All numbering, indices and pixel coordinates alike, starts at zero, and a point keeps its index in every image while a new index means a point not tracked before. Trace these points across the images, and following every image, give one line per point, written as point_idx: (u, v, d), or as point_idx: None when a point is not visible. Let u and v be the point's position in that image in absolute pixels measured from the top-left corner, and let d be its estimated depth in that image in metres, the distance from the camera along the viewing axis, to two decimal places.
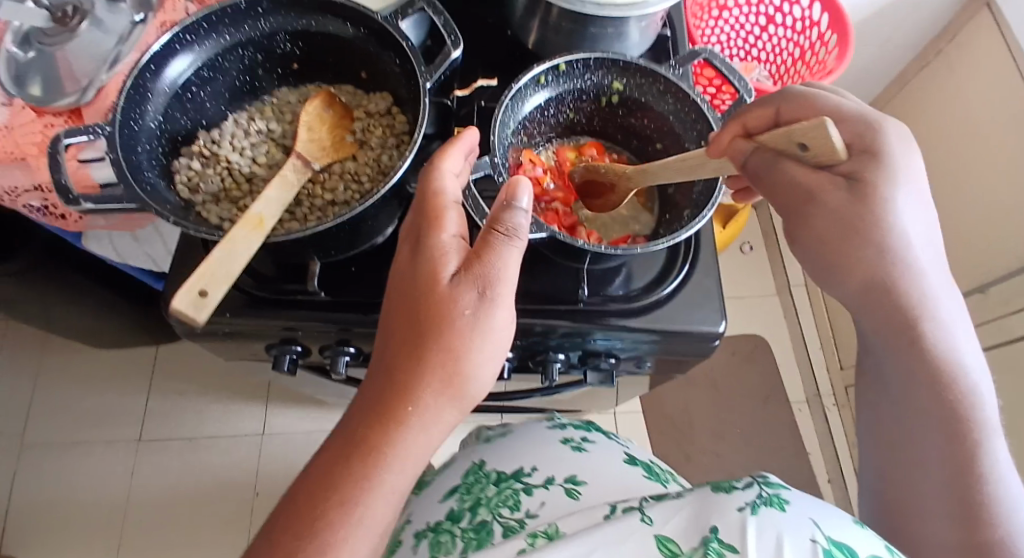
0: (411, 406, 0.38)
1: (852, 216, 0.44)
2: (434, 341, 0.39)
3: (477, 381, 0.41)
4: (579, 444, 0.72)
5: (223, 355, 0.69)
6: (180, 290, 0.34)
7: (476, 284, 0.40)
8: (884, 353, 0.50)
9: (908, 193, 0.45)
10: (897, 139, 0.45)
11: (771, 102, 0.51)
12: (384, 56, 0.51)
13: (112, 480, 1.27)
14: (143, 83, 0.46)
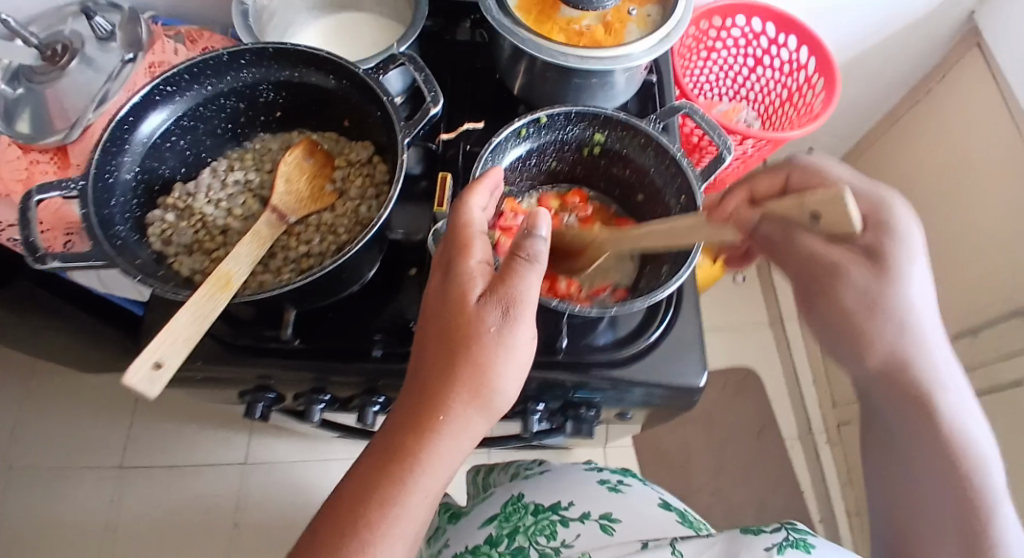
0: (440, 415, 0.39)
1: (872, 291, 0.44)
2: (460, 358, 0.39)
3: (503, 393, 0.41)
4: (616, 485, 0.70)
5: (198, 397, 0.68)
6: (132, 365, 0.33)
7: (500, 302, 0.40)
8: (890, 407, 0.48)
9: (919, 266, 0.44)
10: (903, 213, 0.45)
11: (780, 169, 0.51)
12: (366, 106, 0.51)
13: (87, 512, 1.22)
14: (121, 136, 0.47)
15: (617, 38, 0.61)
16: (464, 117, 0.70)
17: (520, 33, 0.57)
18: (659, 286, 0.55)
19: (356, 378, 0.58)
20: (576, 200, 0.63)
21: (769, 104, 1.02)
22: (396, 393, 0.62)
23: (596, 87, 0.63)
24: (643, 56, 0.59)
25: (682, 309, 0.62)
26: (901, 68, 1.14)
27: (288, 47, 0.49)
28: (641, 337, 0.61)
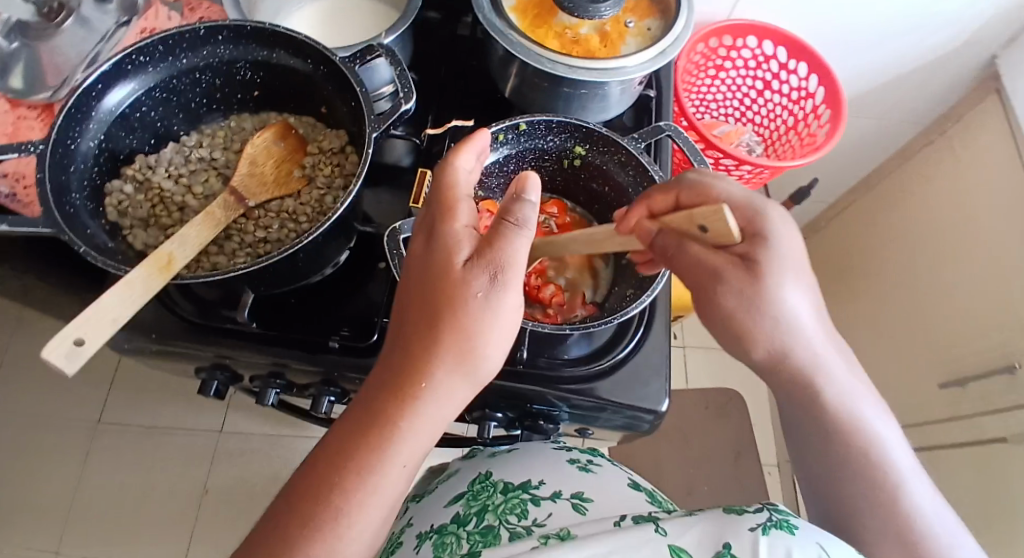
0: (423, 382, 0.34)
1: (756, 298, 0.42)
2: (445, 319, 0.34)
3: (492, 358, 0.36)
4: (586, 466, 0.60)
5: (161, 367, 0.68)
6: (50, 340, 0.34)
7: (491, 263, 0.34)
8: (793, 401, 0.47)
9: (794, 276, 0.43)
10: (781, 221, 0.43)
11: (671, 186, 0.46)
12: (340, 96, 0.51)
13: (50, 467, 1.19)
14: (86, 104, 0.47)
15: (613, 49, 0.58)
16: (452, 114, 0.69)
17: (510, 35, 0.55)
18: (624, 307, 0.53)
19: (314, 368, 0.57)
20: (554, 210, 0.62)
21: (774, 129, 0.99)
22: (351, 390, 0.60)
23: (589, 97, 0.60)
24: (637, 69, 0.56)
25: (653, 332, 0.59)
26: (916, 106, 1.10)
27: (268, 29, 0.49)
28: (608, 353, 0.58)
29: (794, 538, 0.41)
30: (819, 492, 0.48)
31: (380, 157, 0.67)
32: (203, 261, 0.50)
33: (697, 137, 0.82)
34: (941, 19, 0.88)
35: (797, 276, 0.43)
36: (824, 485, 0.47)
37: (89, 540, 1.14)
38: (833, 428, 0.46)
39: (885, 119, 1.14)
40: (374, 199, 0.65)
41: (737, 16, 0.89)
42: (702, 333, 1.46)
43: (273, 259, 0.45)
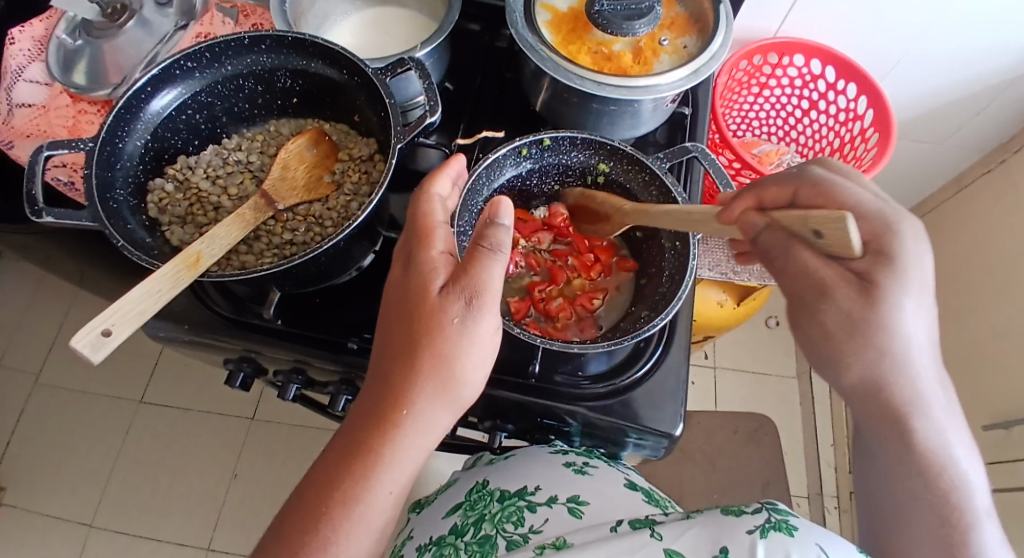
0: (404, 409, 0.36)
1: (863, 321, 0.39)
2: (424, 346, 0.36)
3: (469, 384, 0.38)
4: (582, 468, 0.59)
5: (191, 356, 0.71)
6: (82, 329, 0.36)
7: (466, 290, 0.36)
8: (872, 424, 0.43)
9: (917, 296, 0.39)
10: (915, 240, 0.39)
11: (793, 179, 0.44)
12: (372, 104, 0.53)
13: (98, 437, 1.26)
14: (135, 106, 0.50)
15: (646, 66, 0.58)
16: (483, 125, 0.69)
17: (541, 48, 0.56)
18: (632, 329, 0.51)
19: (337, 367, 0.59)
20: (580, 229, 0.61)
21: (818, 151, 0.96)
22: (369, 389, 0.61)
23: (620, 113, 0.60)
24: (670, 87, 0.55)
25: (672, 350, 0.57)
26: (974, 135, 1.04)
27: (306, 39, 0.51)
28: (626, 371, 0.57)
29: (793, 540, 0.43)
30: (881, 511, 0.45)
31: (412, 163, 0.67)
32: (233, 260, 0.53)
33: (734, 158, 0.76)
34: (1002, 43, 0.83)
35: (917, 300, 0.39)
36: (887, 505, 0.44)
37: (124, 509, 1.20)
38: (911, 460, 0.41)
39: (942, 143, 1.07)
40: (402, 204, 0.66)
41: (783, 33, 0.86)
42: (734, 354, 1.42)
43: (295, 261, 0.47)
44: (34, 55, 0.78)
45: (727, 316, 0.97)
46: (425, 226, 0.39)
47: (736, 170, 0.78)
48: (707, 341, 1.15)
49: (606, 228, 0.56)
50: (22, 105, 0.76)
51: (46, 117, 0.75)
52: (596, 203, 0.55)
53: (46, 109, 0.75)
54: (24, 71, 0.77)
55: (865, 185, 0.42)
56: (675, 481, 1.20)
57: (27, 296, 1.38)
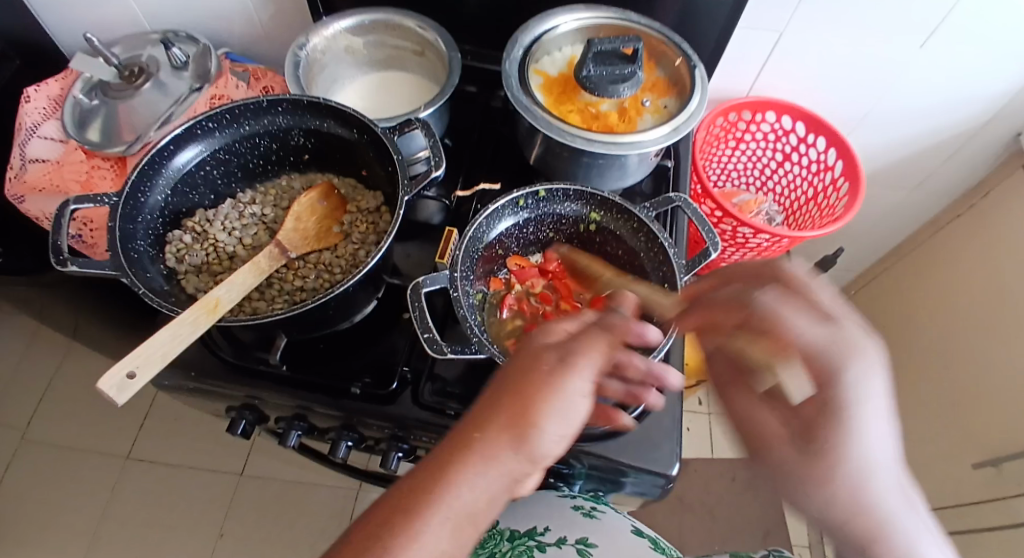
0: (475, 433, 0.35)
1: (807, 479, 0.34)
2: (512, 383, 0.36)
3: (548, 439, 0.35)
4: (590, 512, 0.60)
5: (191, 403, 0.71)
6: (110, 370, 0.40)
7: (568, 346, 0.37)
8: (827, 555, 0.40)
9: (869, 452, 0.33)
10: (856, 388, 0.33)
11: (745, 297, 0.38)
12: (380, 160, 0.57)
13: (85, 494, 1.23)
14: (157, 163, 0.54)
15: (630, 124, 0.63)
16: (480, 177, 0.74)
17: (535, 110, 0.61)
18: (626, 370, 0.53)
19: (337, 414, 0.60)
20: None
21: (794, 200, 1.01)
22: (370, 434, 0.62)
23: (608, 166, 0.64)
24: (654, 142, 0.60)
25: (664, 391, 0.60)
26: (941, 186, 1.10)
27: (320, 101, 0.56)
28: None
29: None
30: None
31: (413, 214, 0.71)
32: (245, 306, 0.55)
33: (715, 206, 0.79)
34: (957, 101, 0.90)
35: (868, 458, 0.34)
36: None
37: None
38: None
39: (912, 191, 1.13)
40: (404, 253, 0.69)
41: (756, 92, 0.92)
42: None
43: (307, 307, 0.50)
44: (49, 112, 0.82)
45: None
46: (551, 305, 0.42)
47: (718, 218, 0.80)
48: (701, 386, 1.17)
49: (595, 285, 0.59)
50: (36, 159, 0.80)
51: (59, 172, 0.79)
52: (581, 263, 0.60)
53: (59, 165, 0.79)
54: (40, 128, 0.81)
55: (815, 308, 0.35)
56: (674, 531, 1.18)
57: None
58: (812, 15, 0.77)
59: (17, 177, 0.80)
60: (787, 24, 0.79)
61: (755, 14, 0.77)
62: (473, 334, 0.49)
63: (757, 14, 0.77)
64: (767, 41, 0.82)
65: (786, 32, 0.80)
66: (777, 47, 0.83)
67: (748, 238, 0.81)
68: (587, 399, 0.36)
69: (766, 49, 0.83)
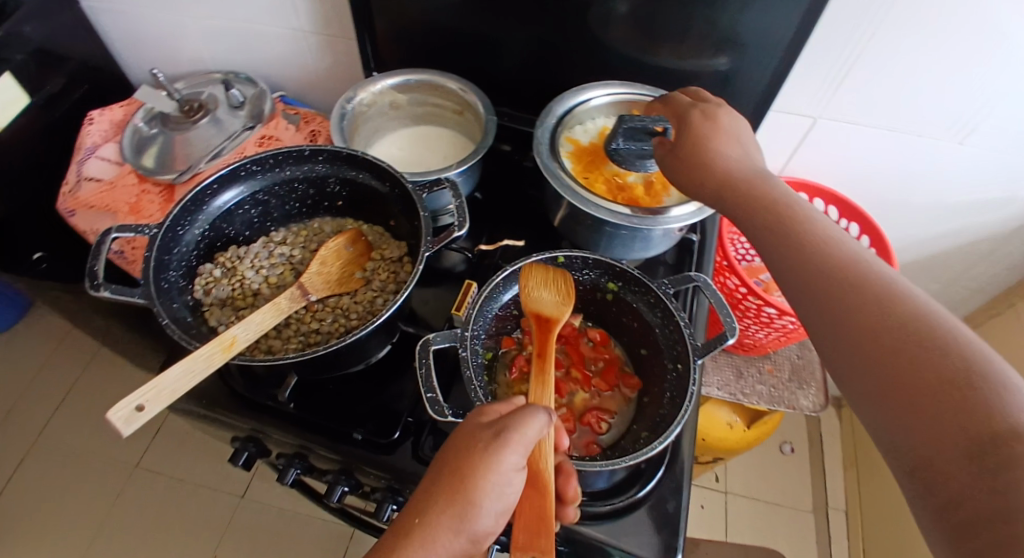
0: (416, 518, 0.40)
1: (693, 162, 0.53)
2: (445, 461, 0.41)
3: (486, 514, 0.40)
4: None
5: (201, 427, 0.71)
6: (123, 402, 0.42)
7: (497, 424, 0.42)
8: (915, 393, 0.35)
9: (728, 139, 0.54)
10: (718, 113, 0.56)
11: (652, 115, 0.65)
12: (408, 213, 0.59)
13: (87, 500, 1.24)
14: (199, 201, 0.57)
15: (655, 199, 0.64)
16: (505, 234, 0.75)
17: (560, 177, 0.63)
18: (632, 451, 0.51)
19: (336, 456, 0.60)
20: (596, 336, 0.63)
21: None
22: (368, 482, 0.62)
23: (631, 238, 0.64)
24: (677, 215, 0.60)
25: (674, 472, 0.57)
26: (982, 283, 1.06)
27: (358, 154, 0.59)
28: (626, 491, 0.55)
29: None
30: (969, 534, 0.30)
31: (435, 263, 0.73)
32: (262, 344, 0.57)
33: (739, 284, 0.75)
34: (996, 202, 0.87)
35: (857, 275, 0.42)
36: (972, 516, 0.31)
37: None
38: (829, 300, 0.42)
39: (946, 286, 1.08)
40: (423, 299, 0.70)
41: (790, 173, 0.91)
42: (749, 478, 1.32)
43: (319, 351, 0.51)
44: (109, 135, 0.88)
45: (738, 438, 0.98)
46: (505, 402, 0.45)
47: (741, 295, 0.75)
48: (718, 463, 1.13)
49: (599, 362, 0.62)
50: (90, 178, 0.85)
51: (110, 193, 0.83)
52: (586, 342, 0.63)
53: (112, 186, 0.84)
54: (98, 149, 0.87)
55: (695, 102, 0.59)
56: None
57: (45, 351, 1.42)
58: (847, 105, 0.77)
59: (70, 192, 0.84)
60: (821, 112, 0.79)
61: (790, 100, 0.78)
62: (477, 395, 0.49)
63: (791, 99, 0.78)
64: (800, 128, 0.82)
65: (821, 118, 0.80)
66: (811, 133, 0.83)
67: (773, 319, 0.75)
68: (519, 473, 0.41)
69: (798, 137, 0.84)
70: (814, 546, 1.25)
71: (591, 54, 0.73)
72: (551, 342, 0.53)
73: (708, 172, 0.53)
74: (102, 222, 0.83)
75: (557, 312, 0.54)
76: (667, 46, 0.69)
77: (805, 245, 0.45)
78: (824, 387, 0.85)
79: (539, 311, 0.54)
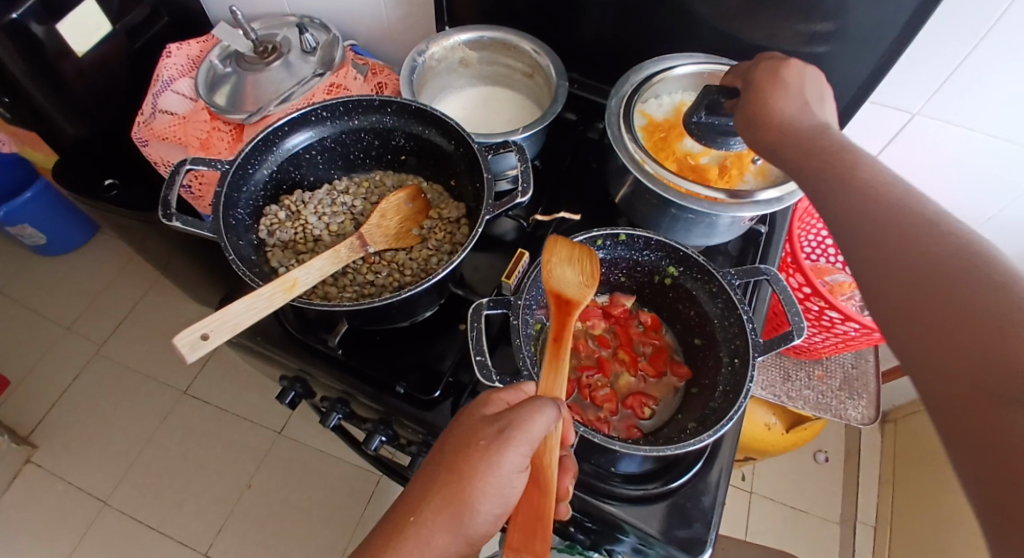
0: (412, 516, 0.40)
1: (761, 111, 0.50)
2: (445, 454, 0.41)
3: (482, 516, 0.39)
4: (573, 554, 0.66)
5: (253, 362, 0.74)
6: (187, 330, 0.44)
7: (501, 419, 0.41)
8: (977, 355, 0.29)
9: (796, 89, 0.50)
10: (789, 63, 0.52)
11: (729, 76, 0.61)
12: (471, 175, 0.58)
13: (138, 416, 1.32)
14: (271, 142, 0.58)
15: (729, 183, 0.62)
16: (562, 206, 0.74)
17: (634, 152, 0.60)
18: (676, 441, 0.50)
19: (374, 406, 0.62)
20: (646, 321, 0.62)
21: None
22: (404, 435, 0.63)
23: (695, 222, 0.62)
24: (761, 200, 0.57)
25: (713, 467, 0.55)
26: None
27: (426, 109, 0.58)
28: (661, 479, 0.54)
29: None
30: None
31: (488, 228, 0.72)
32: (318, 289, 0.59)
33: (804, 283, 0.71)
34: None
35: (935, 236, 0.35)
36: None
37: (144, 494, 1.24)
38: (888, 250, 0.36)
39: None
40: (473, 265, 0.70)
41: None
42: (776, 481, 1.30)
43: (373, 303, 0.52)
44: (185, 70, 0.90)
45: (774, 440, 0.95)
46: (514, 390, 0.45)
47: (804, 295, 0.72)
48: (748, 462, 1.11)
49: (647, 348, 0.61)
50: (165, 111, 0.87)
51: (183, 127, 0.86)
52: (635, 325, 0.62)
53: (184, 120, 0.86)
54: (174, 83, 0.89)
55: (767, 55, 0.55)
56: None
57: (110, 272, 1.51)
58: (951, 103, 0.70)
59: (145, 122, 0.87)
60: (921, 107, 0.73)
61: (886, 91, 0.72)
62: (524, 364, 0.49)
63: (888, 91, 0.72)
64: (894, 123, 0.76)
65: (919, 114, 0.74)
66: (904, 130, 0.77)
67: (834, 323, 0.71)
68: (520, 474, 0.40)
69: (889, 132, 0.78)
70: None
71: (675, 24, 0.69)
72: (570, 326, 0.50)
73: (782, 126, 0.48)
74: (173, 155, 0.86)
75: (579, 294, 0.51)
76: (762, 21, 0.64)
77: (874, 205, 0.39)
78: (876, 400, 0.81)
79: (560, 291, 0.51)
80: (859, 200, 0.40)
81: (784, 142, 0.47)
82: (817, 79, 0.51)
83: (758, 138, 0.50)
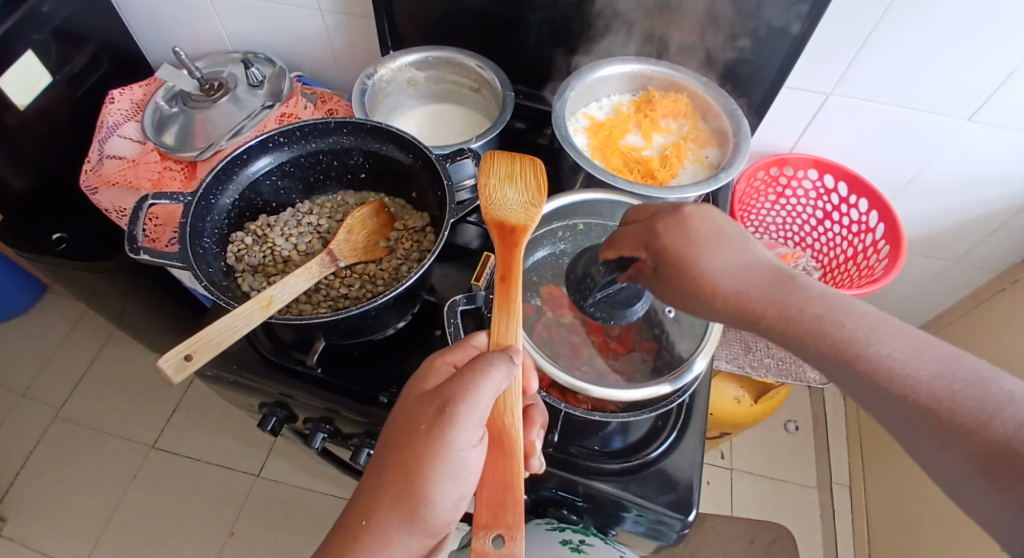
0: (364, 521, 0.42)
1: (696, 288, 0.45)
2: (390, 445, 0.43)
3: (437, 499, 0.41)
4: (578, 546, 0.62)
5: (230, 395, 0.74)
6: (170, 352, 0.46)
7: (440, 397, 0.42)
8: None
9: (712, 241, 0.46)
10: (702, 219, 0.47)
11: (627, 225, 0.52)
12: (432, 184, 0.61)
13: (106, 477, 1.27)
14: (231, 170, 0.59)
15: (670, 170, 0.70)
16: None
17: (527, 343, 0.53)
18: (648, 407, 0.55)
19: (363, 419, 0.63)
20: None
21: (833, 259, 0.96)
22: None
23: None
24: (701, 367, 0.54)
25: (688, 433, 0.59)
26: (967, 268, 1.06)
27: (381, 127, 0.61)
28: (641, 451, 0.58)
29: None
30: None
31: (453, 237, 0.74)
32: (292, 307, 0.61)
33: None
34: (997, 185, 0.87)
35: (944, 372, 0.35)
36: None
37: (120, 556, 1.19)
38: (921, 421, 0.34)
39: (955, 262, 1.05)
40: (442, 274, 0.72)
41: (801, 150, 0.92)
42: (753, 457, 1.35)
43: (348, 313, 0.53)
44: (129, 114, 0.90)
45: (745, 412, 1.00)
46: (450, 354, 0.48)
47: None
48: (724, 439, 1.16)
49: None
50: (113, 156, 0.86)
51: (133, 169, 0.85)
52: None
53: (134, 163, 0.85)
54: (120, 128, 0.88)
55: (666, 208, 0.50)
56: None
57: (63, 332, 1.46)
58: (858, 82, 0.78)
59: (94, 169, 0.86)
60: (833, 88, 0.80)
61: (801, 76, 0.79)
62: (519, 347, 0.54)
63: (804, 77, 0.79)
64: (813, 105, 0.83)
65: (832, 94, 0.81)
66: (823, 110, 0.84)
67: None
68: (474, 449, 0.41)
69: (810, 114, 0.85)
70: (817, 520, 1.28)
71: (606, 29, 0.74)
72: (516, 254, 0.53)
73: (723, 295, 0.44)
74: (126, 199, 0.85)
75: (523, 217, 0.55)
76: (683, 19, 0.70)
77: (866, 359, 0.37)
78: None
79: (504, 219, 0.54)
80: (861, 355, 0.37)
81: (748, 310, 0.43)
82: (719, 217, 0.48)
83: (711, 311, 0.45)
